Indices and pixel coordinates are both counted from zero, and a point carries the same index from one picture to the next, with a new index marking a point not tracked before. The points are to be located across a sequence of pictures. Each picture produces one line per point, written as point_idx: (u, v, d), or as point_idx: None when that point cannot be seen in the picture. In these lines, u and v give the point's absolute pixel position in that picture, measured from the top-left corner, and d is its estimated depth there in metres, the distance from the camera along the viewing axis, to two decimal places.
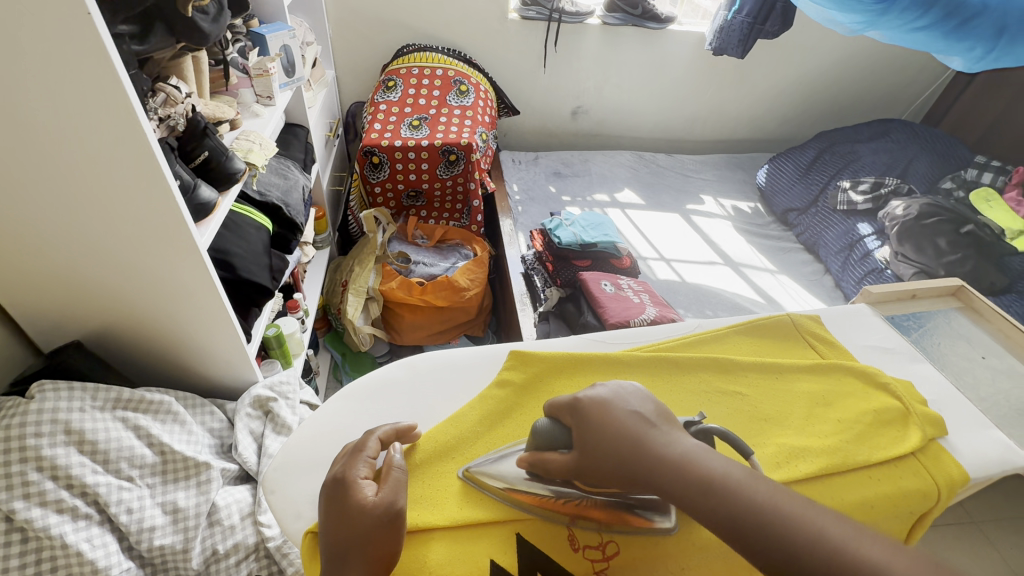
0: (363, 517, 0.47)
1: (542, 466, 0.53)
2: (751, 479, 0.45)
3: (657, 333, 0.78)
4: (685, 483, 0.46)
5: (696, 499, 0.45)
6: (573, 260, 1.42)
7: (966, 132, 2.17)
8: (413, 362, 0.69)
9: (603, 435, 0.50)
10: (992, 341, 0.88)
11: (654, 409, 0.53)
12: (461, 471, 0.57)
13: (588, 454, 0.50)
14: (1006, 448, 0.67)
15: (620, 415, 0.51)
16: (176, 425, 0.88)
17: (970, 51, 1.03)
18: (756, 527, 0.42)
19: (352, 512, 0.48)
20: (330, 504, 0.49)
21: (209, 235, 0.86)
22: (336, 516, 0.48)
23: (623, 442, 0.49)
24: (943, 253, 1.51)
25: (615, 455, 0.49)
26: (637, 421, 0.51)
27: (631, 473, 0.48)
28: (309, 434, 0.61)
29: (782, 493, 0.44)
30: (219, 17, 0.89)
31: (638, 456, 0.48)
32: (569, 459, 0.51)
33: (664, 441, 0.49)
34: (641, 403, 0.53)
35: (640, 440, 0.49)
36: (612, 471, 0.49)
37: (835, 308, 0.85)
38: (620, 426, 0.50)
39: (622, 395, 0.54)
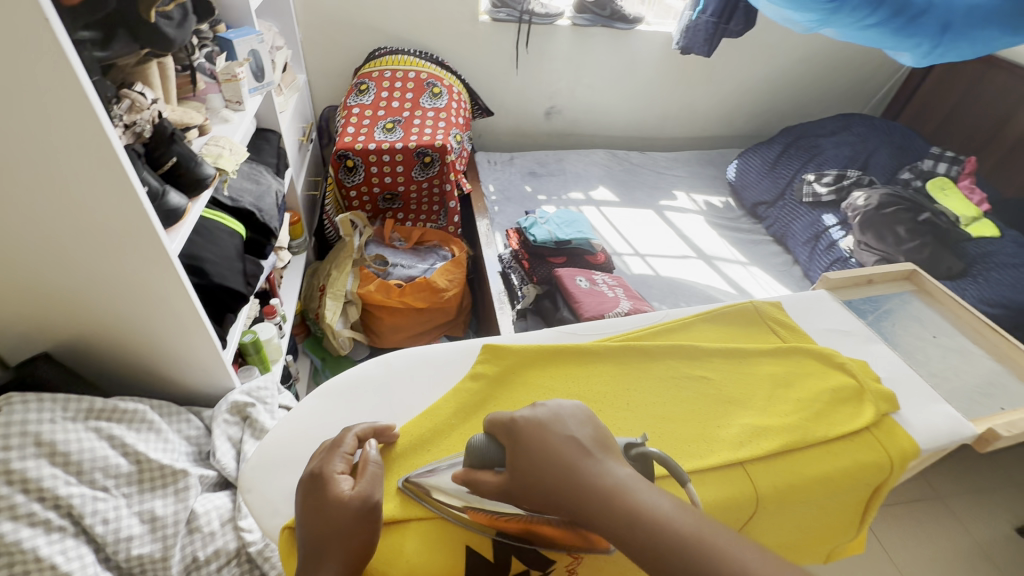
0: (341, 509, 0.48)
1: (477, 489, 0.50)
2: (678, 512, 0.44)
3: (627, 324, 0.80)
4: (612, 515, 0.44)
5: (623, 530, 0.43)
6: (548, 257, 1.44)
7: (923, 124, 2.26)
8: (389, 359, 0.70)
9: (536, 460, 0.48)
10: (943, 321, 0.93)
11: (592, 433, 0.51)
12: (400, 483, 0.56)
13: (520, 476, 0.48)
14: (954, 421, 0.71)
15: (555, 439, 0.49)
16: (151, 433, 0.87)
17: (917, 47, 1.09)
18: (680, 562, 0.41)
19: (328, 505, 0.48)
20: (306, 499, 0.50)
21: (179, 242, 0.85)
22: (313, 507, 0.49)
23: (556, 468, 0.47)
24: (902, 240, 1.57)
25: (546, 481, 0.47)
26: (572, 448, 0.48)
27: (563, 501, 0.46)
28: (286, 432, 0.61)
29: (710, 528, 0.43)
30: (184, 23, 0.89)
31: (569, 481, 0.46)
32: (502, 480, 0.49)
33: (597, 466, 0.47)
34: (578, 426, 0.50)
35: (572, 466, 0.47)
36: (543, 499, 0.47)
37: (796, 294, 0.88)
38: (555, 452, 0.48)
39: (560, 417, 0.51)
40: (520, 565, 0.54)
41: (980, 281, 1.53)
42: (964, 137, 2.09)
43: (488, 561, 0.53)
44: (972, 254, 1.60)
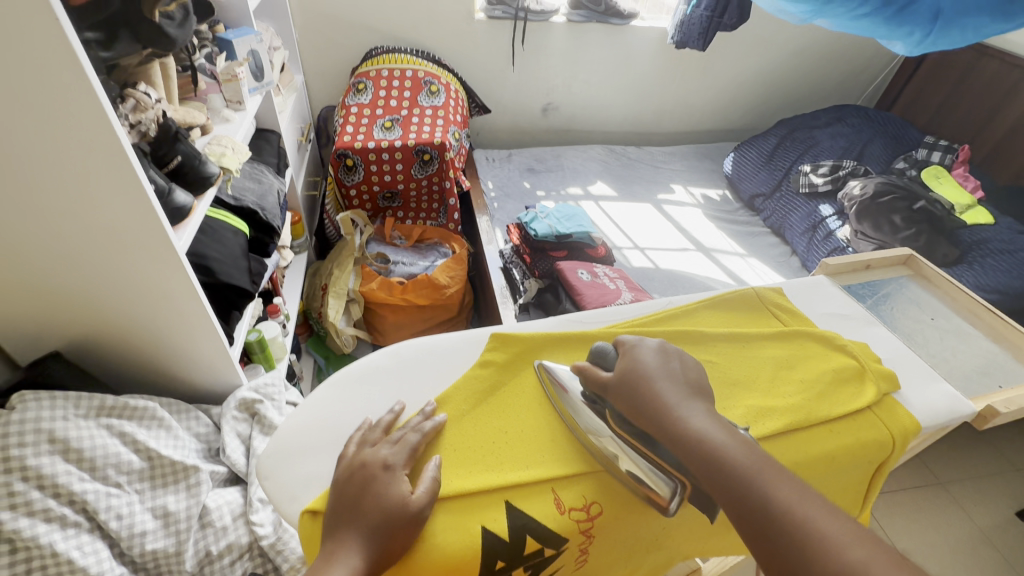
0: (402, 511, 0.50)
1: (583, 379, 0.61)
2: (739, 447, 0.49)
3: (630, 311, 0.81)
4: (683, 433, 0.51)
5: (690, 447, 0.50)
6: (549, 251, 1.45)
7: (916, 115, 2.28)
8: (398, 349, 0.71)
9: (632, 376, 0.57)
10: (940, 304, 0.94)
11: (692, 375, 0.58)
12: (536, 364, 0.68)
13: (618, 387, 0.58)
14: (954, 399, 0.73)
15: (653, 364, 0.58)
16: (161, 430, 0.88)
17: (910, 35, 1.10)
18: (732, 482, 0.47)
19: (385, 499, 0.51)
20: (338, 501, 0.51)
21: (186, 239, 0.86)
22: (364, 502, 0.51)
23: (644, 384, 0.56)
24: (899, 229, 1.59)
25: (636, 394, 0.56)
26: (666, 373, 0.57)
27: (645, 411, 0.54)
28: (300, 421, 0.62)
29: (765, 464, 0.47)
30: (185, 23, 0.90)
31: (652, 398, 0.55)
32: (607, 379, 0.59)
33: (679, 396, 0.54)
34: (680, 363, 0.59)
35: (660, 387, 0.55)
36: (630, 405, 0.56)
37: (796, 280, 0.90)
38: (648, 372, 0.57)
39: (669, 353, 0.60)
40: (535, 544, 0.54)
41: (976, 267, 1.55)
42: (957, 127, 2.11)
43: (503, 541, 0.53)
44: (967, 241, 1.63)
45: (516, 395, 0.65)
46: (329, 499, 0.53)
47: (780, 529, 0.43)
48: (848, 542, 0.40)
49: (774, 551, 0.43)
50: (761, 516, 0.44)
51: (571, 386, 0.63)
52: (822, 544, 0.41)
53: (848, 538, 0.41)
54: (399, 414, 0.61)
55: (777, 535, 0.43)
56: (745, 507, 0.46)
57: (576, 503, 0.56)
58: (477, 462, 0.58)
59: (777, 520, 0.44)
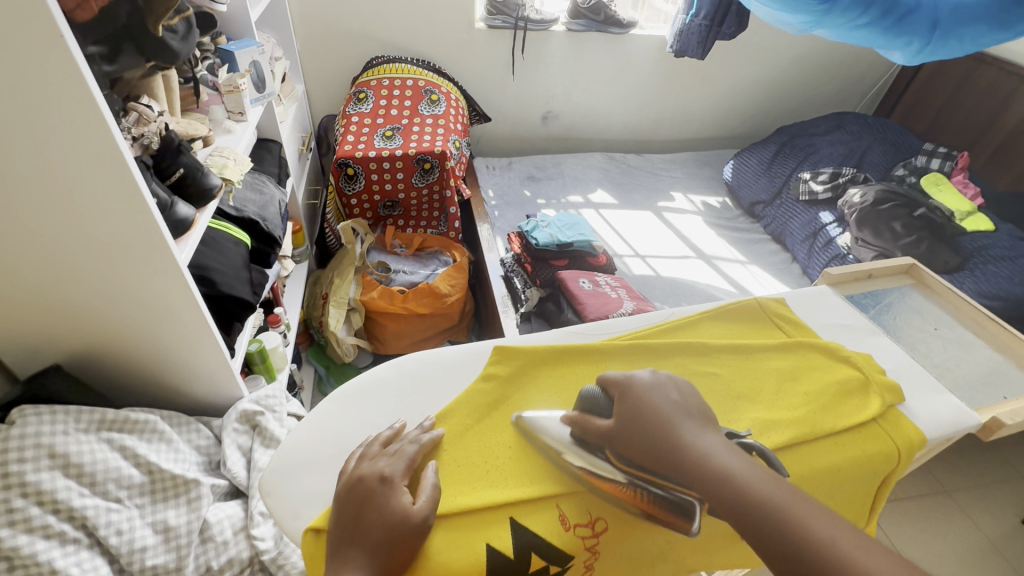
0: (403, 522, 0.50)
1: (577, 425, 0.59)
2: (769, 484, 0.49)
3: (633, 323, 0.81)
4: (706, 474, 0.50)
5: (716, 488, 0.50)
6: (551, 260, 1.45)
7: (914, 122, 2.29)
8: (401, 362, 0.71)
9: (642, 415, 0.56)
10: (943, 313, 0.94)
11: (695, 405, 0.58)
12: (515, 417, 0.63)
13: (626, 427, 0.56)
14: (959, 410, 0.72)
15: (658, 400, 0.57)
16: (162, 444, 0.87)
17: (908, 45, 1.11)
18: (768, 523, 0.47)
19: (386, 512, 0.50)
20: (340, 517, 0.51)
21: (188, 252, 0.86)
22: (365, 516, 0.50)
23: (658, 423, 0.55)
24: (900, 236, 1.59)
25: (649, 435, 0.54)
26: (674, 408, 0.56)
27: (661, 452, 0.53)
28: (303, 435, 0.62)
29: (797, 500, 0.48)
30: (188, 36, 0.91)
31: (668, 438, 0.54)
32: (608, 424, 0.57)
33: (696, 434, 0.54)
34: (683, 395, 0.58)
35: (674, 425, 0.55)
36: (642, 449, 0.54)
37: (798, 290, 0.90)
38: (660, 409, 0.56)
39: (667, 383, 0.59)
40: (540, 561, 0.54)
41: (977, 274, 1.55)
42: (956, 134, 2.12)
43: (508, 558, 0.53)
44: (968, 248, 1.62)
45: (519, 407, 0.65)
46: (331, 515, 0.52)
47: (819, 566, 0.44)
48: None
49: None
50: (805, 557, 0.44)
51: (558, 430, 0.60)
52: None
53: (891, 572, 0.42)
54: (400, 429, 0.60)
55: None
56: (786, 549, 0.45)
57: (582, 519, 0.56)
58: (480, 476, 0.58)
59: (820, 561, 0.44)
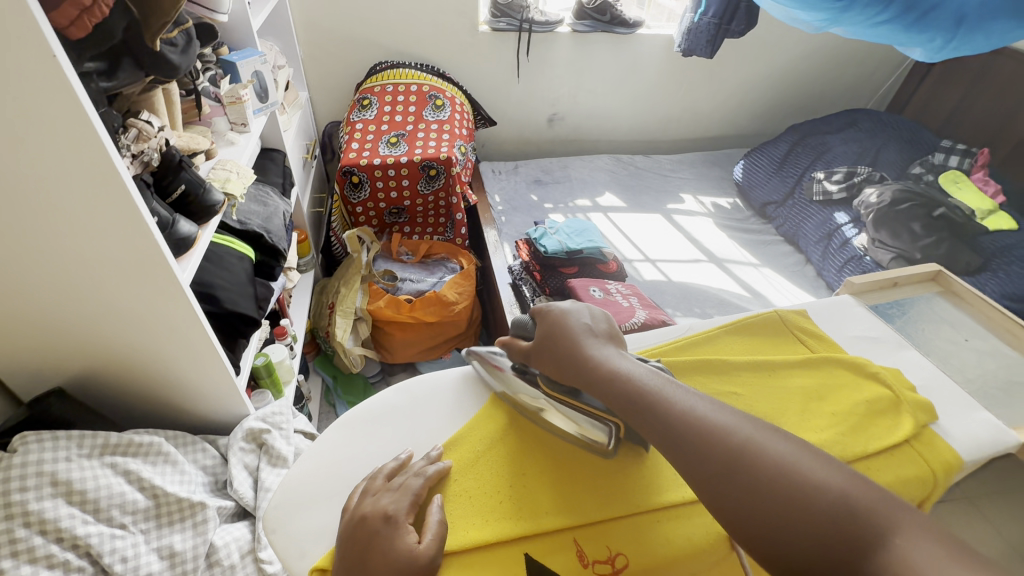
0: (409, 563, 0.47)
1: (509, 351, 0.67)
2: (649, 376, 0.54)
3: (649, 339, 0.77)
4: (597, 373, 0.56)
5: (603, 382, 0.55)
6: (560, 267, 1.41)
7: (930, 117, 2.24)
8: (410, 387, 0.68)
9: (552, 334, 0.62)
10: (975, 323, 0.89)
11: (604, 327, 0.63)
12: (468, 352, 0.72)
13: (541, 347, 0.63)
14: (996, 429, 0.68)
15: (571, 323, 0.62)
16: (167, 466, 0.86)
17: (930, 42, 1.07)
18: (643, 405, 0.51)
19: (392, 555, 0.47)
20: (345, 561, 0.48)
21: (190, 270, 0.84)
22: (368, 562, 0.47)
23: (566, 341, 0.60)
24: (918, 236, 1.55)
25: (557, 348, 0.61)
26: (584, 331, 0.61)
27: (564, 362, 0.59)
28: (309, 468, 0.59)
29: (671, 387, 0.52)
30: (188, 48, 0.89)
31: (571, 352, 0.59)
32: (528, 347, 0.65)
33: (596, 346, 0.59)
34: (592, 318, 0.63)
35: (580, 342, 0.60)
36: (551, 364, 0.61)
37: (820, 301, 0.86)
38: (568, 329, 0.61)
39: (582, 310, 0.64)
40: None
41: (1001, 276, 1.50)
42: (975, 128, 2.06)
43: None
44: (991, 248, 1.57)
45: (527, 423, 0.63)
46: (334, 562, 0.49)
47: (682, 431, 0.47)
48: (741, 430, 0.45)
49: (682, 454, 0.46)
50: (670, 426, 0.48)
51: (501, 361, 0.69)
52: (720, 437, 0.45)
53: (742, 428, 0.46)
54: (405, 460, 0.58)
55: (681, 438, 0.47)
56: (656, 423, 0.49)
57: (600, 555, 0.52)
58: (492, 508, 0.55)
59: (683, 428, 0.47)
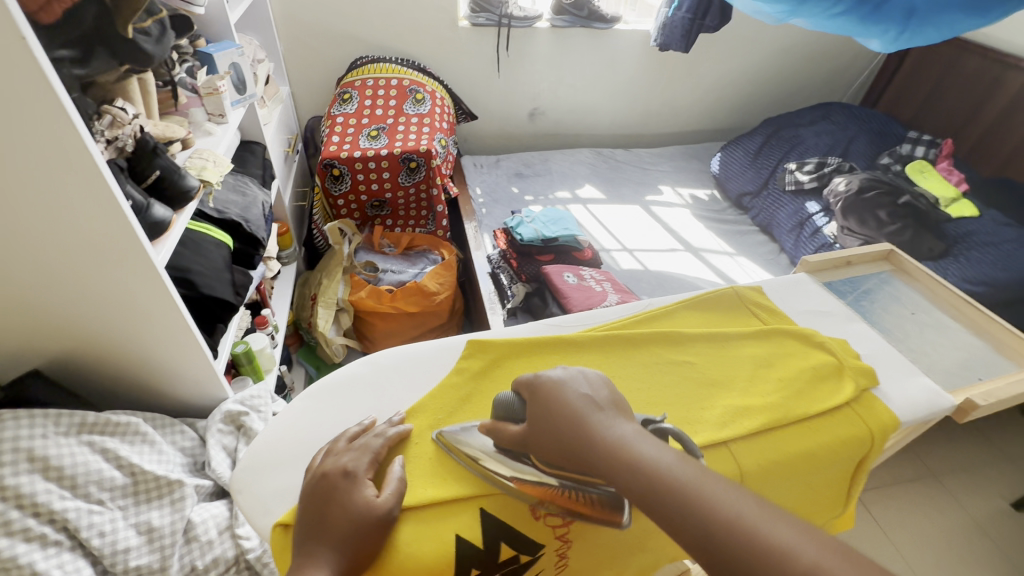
0: (366, 515, 0.50)
1: (494, 435, 0.56)
2: (681, 466, 0.47)
3: (609, 314, 0.80)
4: (617, 465, 0.48)
5: (626, 478, 0.47)
6: (536, 255, 1.45)
7: (901, 110, 2.29)
8: (377, 359, 0.70)
9: (550, 414, 0.53)
10: (922, 299, 0.91)
11: (606, 394, 0.56)
12: (435, 434, 0.60)
13: (538, 428, 0.54)
14: (933, 393, 0.72)
15: (574, 398, 0.54)
16: (145, 445, 0.88)
17: (885, 33, 1.11)
18: (678, 509, 0.44)
19: (351, 506, 0.50)
20: (306, 512, 0.51)
21: (166, 253, 0.86)
22: (328, 512, 0.50)
23: (570, 420, 0.52)
24: (884, 224, 1.61)
25: (560, 431, 0.52)
26: (588, 406, 0.53)
27: (572, 449, 0.51)
28: (276, 433, 0.61)
29: (710, 479, 0.46)
30: (162, 38, 0.93)
31: (578, 435, 0.51)
32: (520, 429, 0.55)
33: (607, 423, 0.52)
34: (593, 387, 0.56)
35: (586, 419, 0.52)
36: (555, 450, 0.52)
37: (777, 278, 0.90)
38: (568, 407, 0.53)
39: (578, 377, 0.57)
40: (509, 550, 0.54)
41: (962, 260, 1.55)
42: (944, 120, 2.12)
43: (477, 547, 0.53)
44: (953, 235, 1.63)
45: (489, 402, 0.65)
46: (296, 514, 0.52)
47: (731, 548, 0.41)
48: (803, 551, 0.40)
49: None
50: (715, 540, 0.42)
51: (477, 439, 0.58)
52: (780, 557, 0.40)
53: (802, 545, 0.40)
54: (369, 425, 0.60)
55: (732, 557, 0.41)
56: (697, 532, 0.43)
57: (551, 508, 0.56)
58: (450, 468, 0.58)
59: (731, 544, 0.42)
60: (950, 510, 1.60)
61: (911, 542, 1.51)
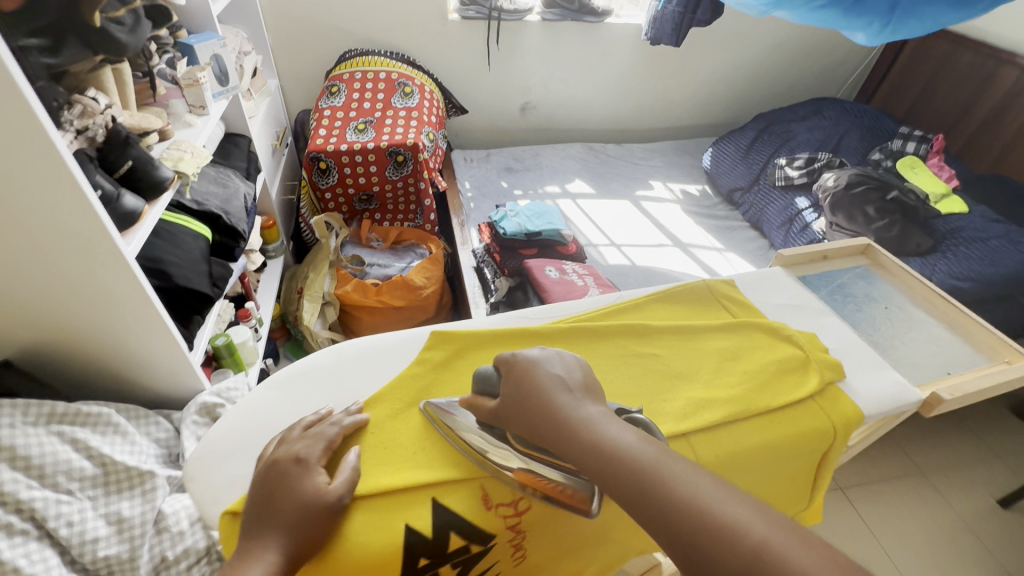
0: (316, 500, 0.50)
1: (475, 410, 0.58)
2: (642, 445, 0.47)
3: (578, 307, 0.80)
4: (578, 442, 0.49)
5: (586, 455, 0.48)
6: (520, 249, 1.44)
7: (894, 106, 2.28)
8: (340, 349, 0.70)
9: (521, 392, 0.54)
10: (897, 294, 0.91)
11: (580, 375, 0.57)
12: (421, 404, 0.63)
13: (508, 406, 0.55)
14: (901, 386, 0.72)
15: (543, 375, 0.55)
16: (117, 436, 0.88)
17: (869, 26, 1.10)
18: (635, 486, 0.44)
19: (300, 492, 0.51)
20: (256, 499, 0.51)
21: (136, 245, 0.86)
22: (276, 497, 0.50)
23: (538, 398, 0.53)
24: (872, 220, 1.60)
25: (528, 408, 0.53)
26: (558, 384, 0.54)
27: (538, 426, 0.52)
28: (232, 422, 0.61)
29: (669, 459, 0.45)
30: (137, 28, 0.93)
31: (545, 412, 0.52)
32: (495, 406, 0.56)
33: (575, 402, 0.52)
34: (565, 366, 0.57)
35: (554, 398, 0.53)
36: (525, 427, 0.53)
37: (750, 272, 0.89)
38: (539, 385, 0.54)
39: (553, 357, 0.58)
40: (460, 541, 0.54)
41: (950, 256, 1.54)
42: (937, 116, 2.10)
43: (426, 538, 0.53)
44: (942, 230, 1.62)
45: (450, 392, 0.65)
46: (246, 501, 0.52)
47: (682, 522, 0.41)
48: (754, 528, 0.39)
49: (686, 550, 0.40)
50: (668, 515, 0.42)
51: (463, 417, 0.59)
52: (729, 534, 0.39)
53: (755, 523, 0.39)
54: (325, 415, 0.60)
55: (685, 534, 0.41)
56: (651, 507, 0.43)
57: (504, 499, 0.56)
58: (405, 458, 0.58)
59: (682, 519, 0.41)
60: (937, 508, 1.60)
61: (896, 538, 1.51)
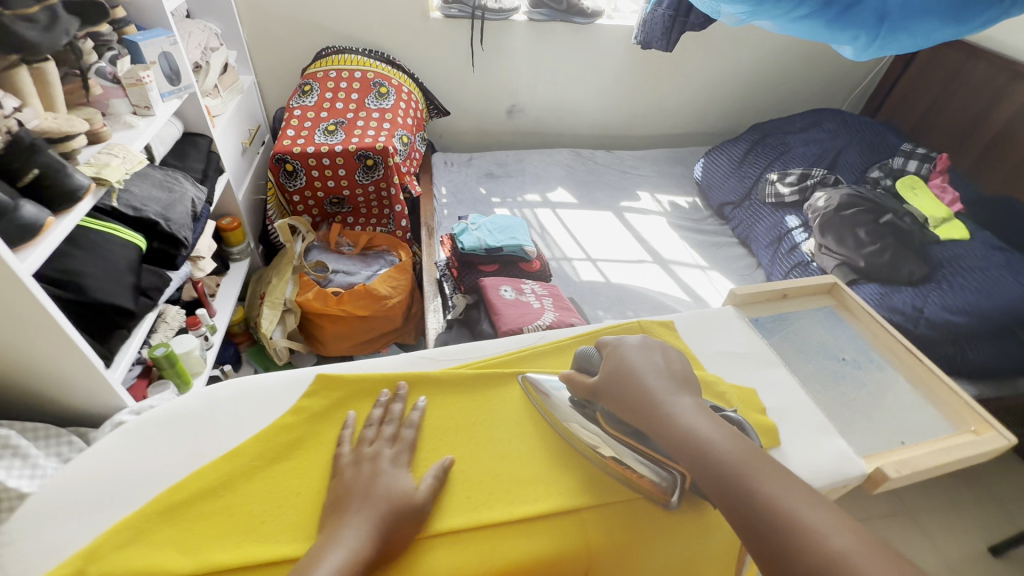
0: (407, 500, 0.57)
1: (569, 386, 0.69)
2: (732, 442, 0.52)
3: (493, 347, 0.82)
4: (670, 424, 0.56)
5: (677, 437, 0.54)
6: (479, 265, 1.38)
7: (903, 118, 2.15)
8: (214, 392, 0.70)
9: (618, 376, 0.63)
10: (859, 341, 0.83)
11: (673, 367, 0.64)
12: (522, 376, 0.76)
13: (603, 385, 0.64)
14: (844, 458, 0.64)
15: (639, 363, 0.63)
16: (16, 459, 0.84)
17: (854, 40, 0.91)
18: (723, 475, 0.50)
19: (395, 490, 0.57)
20: (338, 494, 0.57)
21: (34, 260, 0.81)
22: (372, 490, 0.57)
23: (634, 381, 0.62)
24: (863, 244, 1.49)
25: (624, 392, 0.61)
26: (651, 369, 0.63)
27: (631, 404, 0.60)
28: (73, 475, 0.61)
29: (754, 458, 0.51)
30: (54, 26, 0.88)
31: (643, 395, 0.60)
32: (593, 383, 0.66)
33: (669, 392, 0.60)
34: (660, 358, 0.65)
35: (650, 385, 0.60)
36: (618, 403, 0.61)
37: (696, 312, 0.81)
38: (637, 370, 0.62)
39: (651, 348, 0.66)
40: None
41: (944, 287, 1.43)
42: (946, 132, 1.97)
43: None
44: (940, 257, 1.50)
45: (314, 451, 0.64)
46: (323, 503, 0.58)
47: (760, 514, 0.46)
48: (831, 535, 0.43)
49: (760, 537, 0.45)
50: (749, 504, 0.47)
51: (559, 396, 0.70)
52: (811, 537, 0.43)
53: (832, 532, 0.43)
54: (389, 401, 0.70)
55: (762, 525, 0.46)
56: (730, 492, 0.49)
57: None
58: (243, 530, 0.57)
59: (762, 510, 0.46)
60: (923, 554, 1.49)
61: None
